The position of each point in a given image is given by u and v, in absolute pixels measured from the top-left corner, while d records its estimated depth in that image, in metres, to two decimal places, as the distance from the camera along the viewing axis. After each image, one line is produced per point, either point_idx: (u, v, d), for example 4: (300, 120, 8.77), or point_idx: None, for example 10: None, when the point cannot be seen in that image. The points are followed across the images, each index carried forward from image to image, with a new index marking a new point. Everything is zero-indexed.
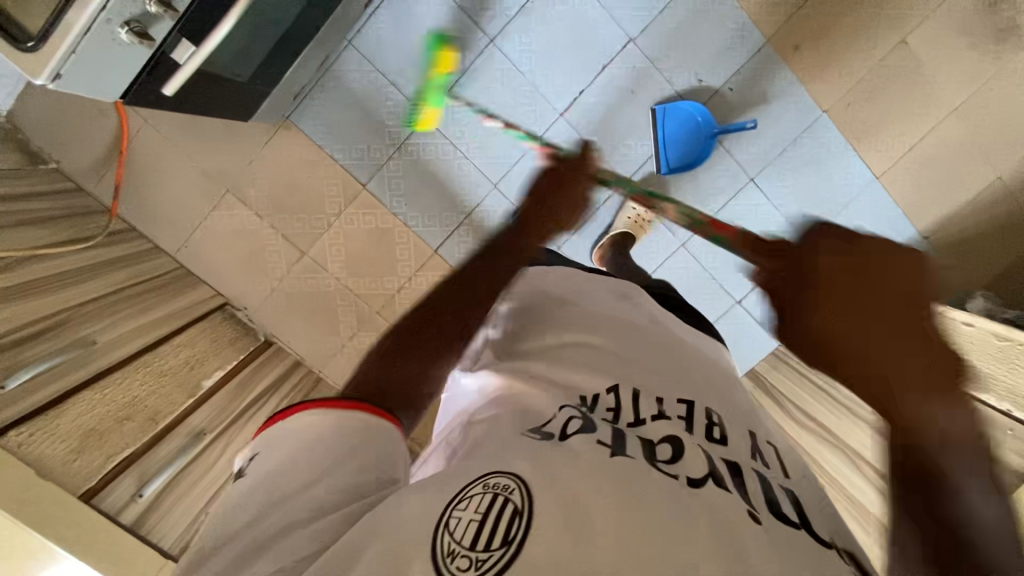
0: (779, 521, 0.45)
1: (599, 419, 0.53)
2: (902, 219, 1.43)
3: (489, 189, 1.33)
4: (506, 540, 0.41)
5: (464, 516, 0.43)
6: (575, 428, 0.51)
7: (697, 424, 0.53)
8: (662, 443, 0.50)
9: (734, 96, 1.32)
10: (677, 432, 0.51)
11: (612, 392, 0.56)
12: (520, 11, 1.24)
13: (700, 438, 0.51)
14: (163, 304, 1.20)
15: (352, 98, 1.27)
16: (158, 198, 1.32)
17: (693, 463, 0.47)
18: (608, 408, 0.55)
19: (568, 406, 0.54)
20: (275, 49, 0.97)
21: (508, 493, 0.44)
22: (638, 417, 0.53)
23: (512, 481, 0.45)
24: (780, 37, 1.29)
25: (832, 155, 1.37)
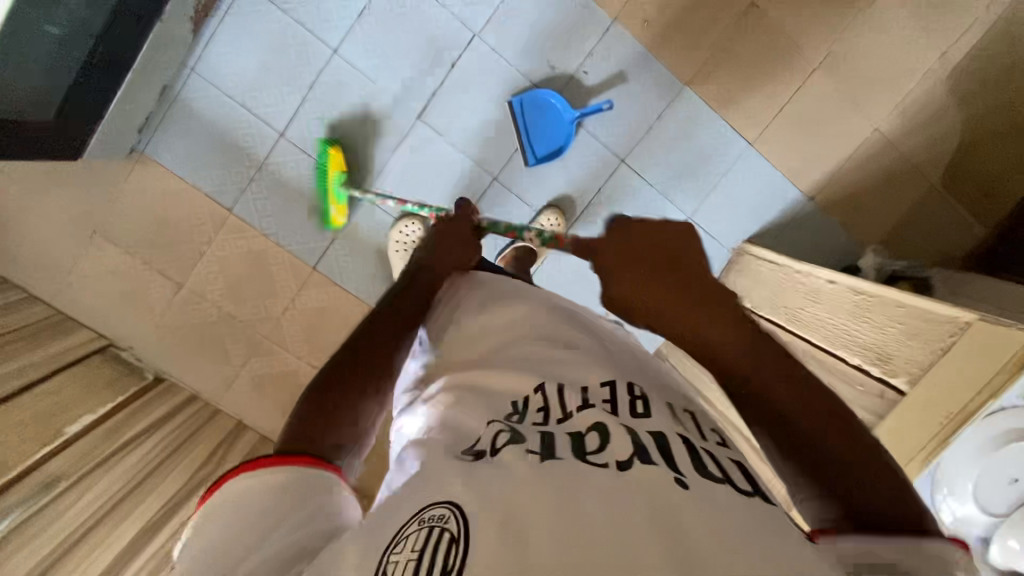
0: (706, 477, 0.45)
1: (529, 425, 0.53)
2: (785, 183, 1.41)
3: (358, 199, 1.32)
4: (444, 572, 0.39)
5: (400, 558, 0.42)
6: (504, 441, 0.51)
7: (620, 403, 0.54)
8: (591, 433, 0.50)
9: (592, 79, 1.30)
10: (603, 417, 0.52)
11: (538, 390, 0.57)
12: (359, 20, 1.22)
13: (625, 416, 0.52)
14: (29, 351, 1.17)
15: (204, 124, 1.26)
16: (26, 246, 1.30)
17: (619, 446, 0.47)
18: (538, 407, 0.55)
19: (496, 422, 0.55)
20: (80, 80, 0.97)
21: (443, 522, 0.43)
22: (568, 410, 0.54)
23: (448, 510, 0.44)
24: (627, 14, 1.27)
25: (699, 126, 1.35)
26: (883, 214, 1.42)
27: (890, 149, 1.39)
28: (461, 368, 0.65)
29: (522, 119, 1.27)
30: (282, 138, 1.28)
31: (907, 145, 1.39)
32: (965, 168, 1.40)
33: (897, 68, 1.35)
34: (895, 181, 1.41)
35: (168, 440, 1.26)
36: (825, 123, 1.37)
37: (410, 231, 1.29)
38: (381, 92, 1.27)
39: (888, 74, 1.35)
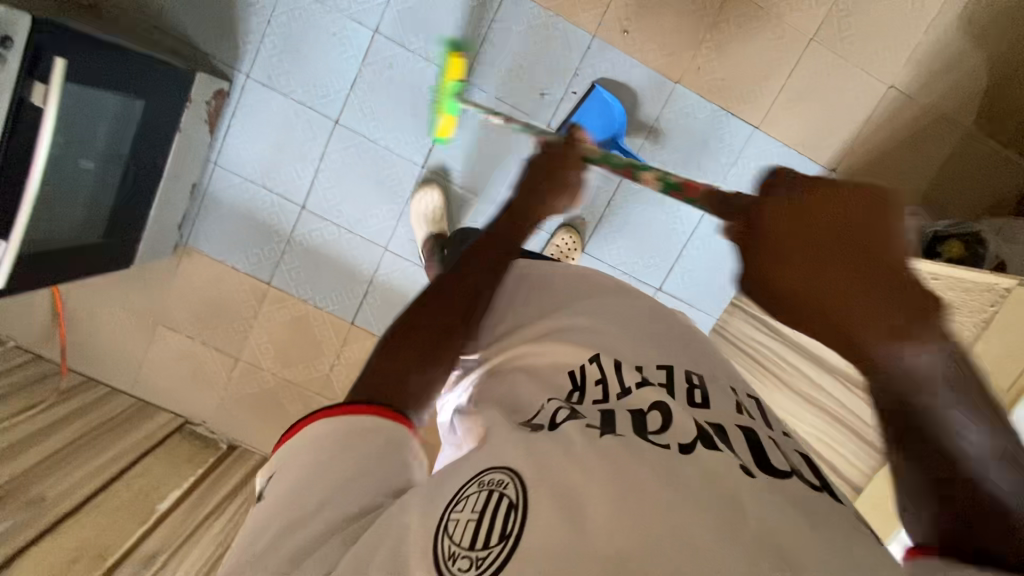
0: (771, 474, 0.44)
1: (587, 402, 0.50)
2: (801, 159, 1.36)
3: (381, 253, 1.39)
4: (502, 535, 0.38)
5: (461, 518, 0.40)
6: (564, 416, 0.48)
7: (678, 388, 0.52)
8: (653, 413, 0.47)
9: (579, 96, 1.31)
10: (661, 396, 0.49)
11: (594, 360, 0.53)
12: (354, 90, 1.30)
13: (684, 402, 0.50)
14: (119, 440, 1.30)
15: (235, 210, 1.37)
16: (104, 345, 1.46)
17: (683, 429, 0.45)
18: (597, 381, 0.51)
19: (555, 399, 0.51)
20: (124, 192, 1.06)
21: (503, 487, 0.41)
22: (624, 388, 0.50)
23: (507, 475, 0.42)
24: (605, 27, 1.29)
25: (701, 121, 1.34)
26: (915, 172, 1.35)
27: (909, 103, 1.32)
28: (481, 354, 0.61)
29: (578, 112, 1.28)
30: (304, 210, 1.37)
31: (928, 96, 1.32)
32: (999, 106, 1.31)
33: (900, 21, 1.29)
34: (921, 135, 1.33)
35: (247, 504, 1.35)
36: (834, 90, 1.32)
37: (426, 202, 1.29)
38: (386, 150, 1.34)
39: (892, 29, 1.29)
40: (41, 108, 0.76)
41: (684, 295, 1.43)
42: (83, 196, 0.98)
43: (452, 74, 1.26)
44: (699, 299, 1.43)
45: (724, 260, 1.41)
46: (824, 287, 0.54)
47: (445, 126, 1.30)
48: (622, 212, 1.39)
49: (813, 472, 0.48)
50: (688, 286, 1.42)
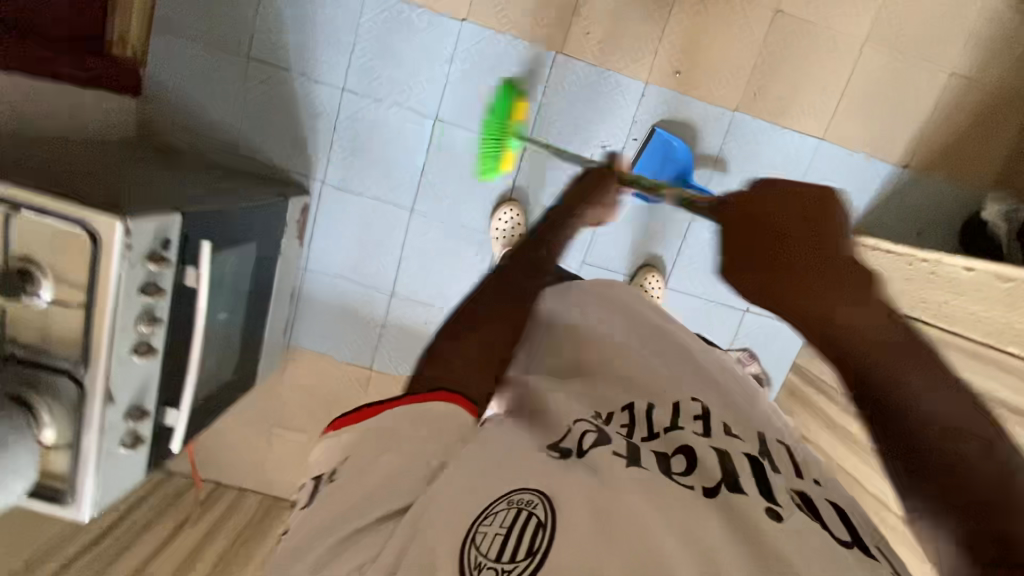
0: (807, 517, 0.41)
1: (613, 434, 0.49)
2: (870, 160, 1.35)
3: None
4: (529, 553, 0.39)
5: (490, 533, 0.41)
6: (591, 441, 0.48)
7: (712, 426, 0.50)
8: (678, 456, 0.46)
9: (639, 145, 1.33)
10: (689, 438, 0.48)
11: (625, 409, 0.53)
12: (423, 178, 1.35)
13: (715, 440, 0.48)
14: (262, 543, 1.36)
15: (330, 307, 1.43)
16: (225, 451, 1.54)
17: (710, 470, 0.45)
18: (622, 423, 0.51)
19: (581, 421, 0.51)
20: (247, 320, 1.13)
21: (532, 506, 0.41)
22: (651, 432, 0.50)
23: (536, 495, 0.42)
24: (658, 72, 1.30)
25: (764, 144, 1.35)
26: (986, 156, 1.35)
27: (972, 88, 1.31)
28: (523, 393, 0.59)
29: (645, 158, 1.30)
30: (393, 297, 1.42)
31: (990, 79, 1.31)
32: None
33: (951, 10, 1.27)
34: (990, 116, 1.33)
35: None
36: (894, 89, 1.32)
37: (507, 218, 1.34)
38: (463, 227, 1.38)
39: (944, 19, 1.28)
40: (195, 287, 0.85)
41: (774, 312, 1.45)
42: (219, 342, 1.04)
43: (516, 115, 1.29)
44: None
45: None
46: (803, 253, 0.45)
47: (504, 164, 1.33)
48: (696, 243, 1.41)
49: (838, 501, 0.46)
50: None
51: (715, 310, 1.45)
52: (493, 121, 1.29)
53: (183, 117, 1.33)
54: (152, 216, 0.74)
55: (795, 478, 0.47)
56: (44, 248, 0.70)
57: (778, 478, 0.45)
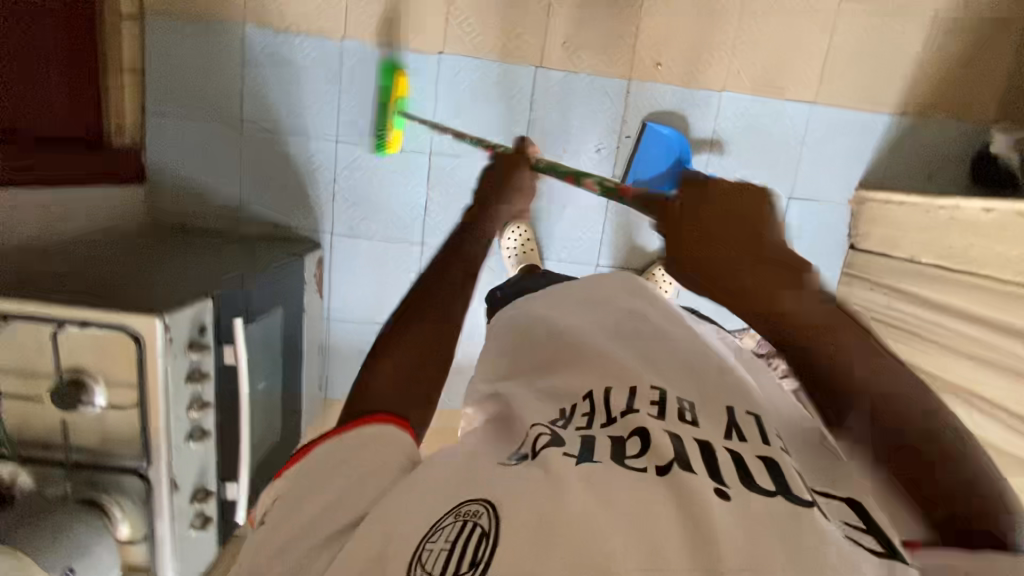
0: (755, 490, 0.42)
1: (568, 429, 0.52)
2: (866, 114, 1.35)
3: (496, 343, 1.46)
4: (473, 564, 0.37)
5: (434, 549, 0.39)
6: (544, 443, 0.49)
7: (669, 409, 0.52)
8: (632, 439, 0.48)
9: (635, 138, 1.34)
10: (645, 421, 0.50)
11: (586, 399, 0.55)
12: (427, 211, 1.37)
13: (671, 422, 0.50)
14: None
15: (357, 352, 1.45)
16: None
17: (662, 450, 0.46)
18: (583, 413, 0.53)
19: (538, 426, 0.53)
20: (284, 380, 1.16)
21: (477, 517, 0.41)
22: (609, 420, 0.52)
23: (481, 505, 0.42)
24: (639, 67, 1.31)
25: (757, 119, 1.35)
26: (982, 91, 1.33)
27: (956, 27, 1.30)
28: (507, 386, 0.63)
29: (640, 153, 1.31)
30: None
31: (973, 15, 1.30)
32: None
33: None
34: (980, 51, 1.32)
35: None
36: (878, 41, 1.31)
37: (513, 235, 1.35)
38: None
39: None
40: (234, 363, 0.90)
41: None
42: (259, 408, 1.07)
43: (397, 89, 1.28)
44: None
45: (825, 236, 1.42)
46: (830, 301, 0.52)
47: (395, 143, 1.32)
48: None
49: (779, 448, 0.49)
50: None
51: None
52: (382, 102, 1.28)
53: (187, 196, 1.36)
54: (186, 307, 0.79)
55: (760, 445, 0.49)
56: (92, 357, 0.76)
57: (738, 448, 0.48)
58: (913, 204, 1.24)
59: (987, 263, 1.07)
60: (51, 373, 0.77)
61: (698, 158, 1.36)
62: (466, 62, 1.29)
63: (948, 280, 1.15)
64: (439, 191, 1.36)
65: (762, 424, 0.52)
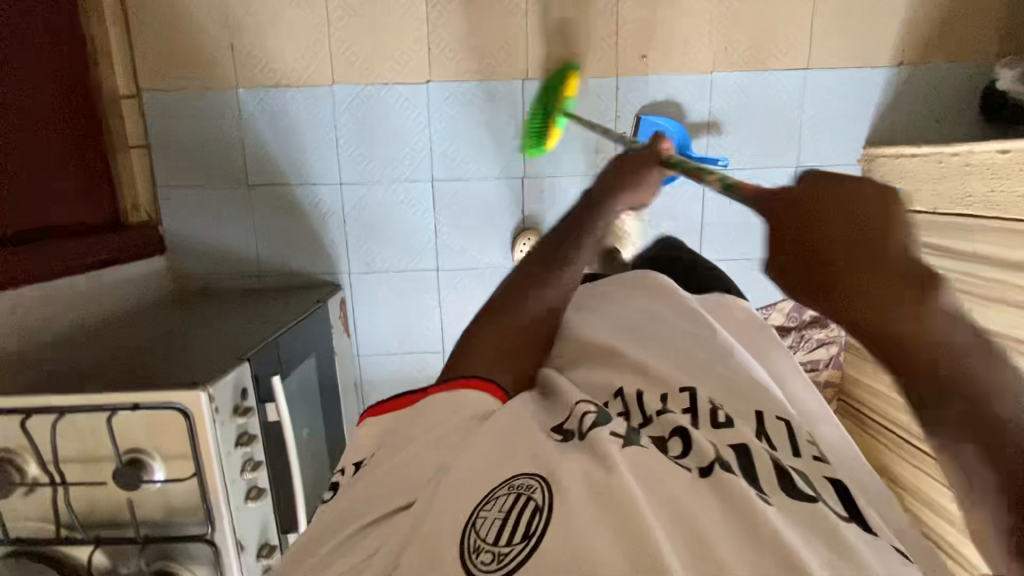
0: (793, 496, 0.44)
1: (611, 417, 0.52)
2: (862, 71, 1.32)
3: None
4: (525, 536, 0.40)
5: (489, 516, 0.42)
6: (591, 423, 0.49)
7: (702, 415, 0.52)
8: (672, 438, 0.49)
9: (629, 136, 1.33)
10: (682, 421, 0.51)
11: (617, 397, 0.57)
12: (438, 236, 1.39)
13: (706, 430, 0.51)
14: None
15: (391, 384, 1.47)
16: None
17: (702, 451, 0.47)
18: (619, 410, 0.55)
19: (583, 402, 0.53)
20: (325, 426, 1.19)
21: (530, 489, 0.43)
22: (647, 415, 0.53)
23: (535, 480, 0.44)
24: (625, 63, 1.31)
25: (751, 94, 1.33)
26: (980, 30, 1.30)
27: None
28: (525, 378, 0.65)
29: None
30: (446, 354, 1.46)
31: None
32: None
33: None
34: None
35: None
36: None
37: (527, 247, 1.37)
38: (489, 268, 1.41)
39: None
40: (278, 420, 0.92)
41: None
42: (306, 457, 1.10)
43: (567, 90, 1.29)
44: None
45: None
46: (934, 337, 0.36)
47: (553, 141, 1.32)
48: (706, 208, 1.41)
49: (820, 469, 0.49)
50: None
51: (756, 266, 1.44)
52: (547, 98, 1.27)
53: (207, 260, 1.40)
54: (226, 374, 0.82)
55: (791, 459, 0.50)
56: (144, 436, 0.79)
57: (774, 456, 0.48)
58: (925, 154, 1.22)
59: (1010, 206, 1.03)
60: (109, 455, 0.80)
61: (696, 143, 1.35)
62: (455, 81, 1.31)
63: (971, 227, 1.13)
64: (448, 216, 1.38)
65: (795, 431, 0.53)
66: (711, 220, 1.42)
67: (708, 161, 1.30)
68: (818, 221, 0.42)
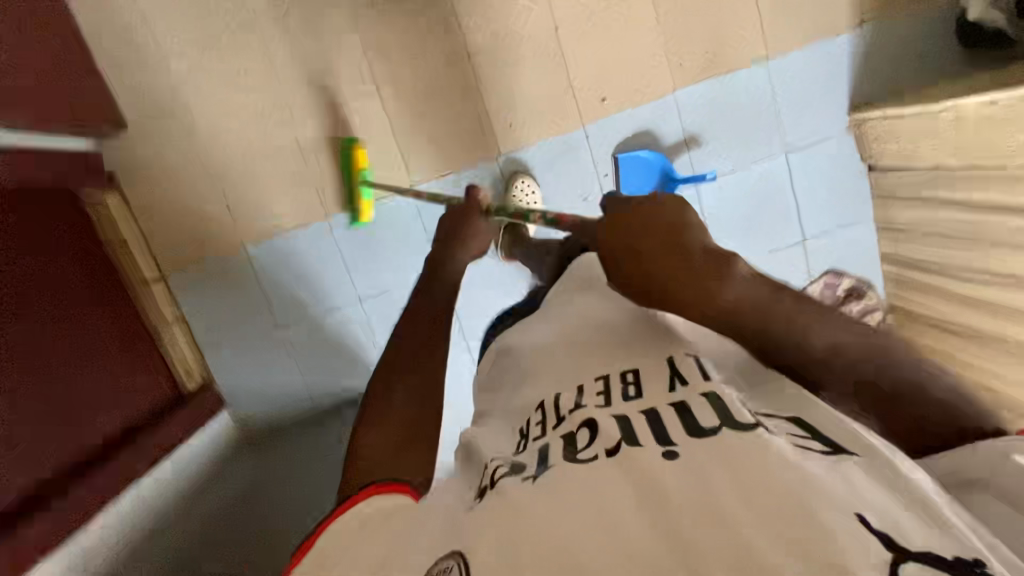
0: (701, 440, 0.46)
1: (529, 445, 0.55)
2: (826, 43, 1.29)
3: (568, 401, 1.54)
4: None
5: None
6: (502, 473, 0.53)
7: (613, 391, 0.57)
8: (582, 431, 0.52)
9: (613, 176, 1.35)
10: (593, 412, 0.54)
11: (539, 410, 0.60)
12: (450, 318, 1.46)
13: (618, 404, 0.55)
14: None
15: None
16: None
17: (608, 438, 0.50)
18: (537, 422, 0.58)
19: (496, 457, 0.57)
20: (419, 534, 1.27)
21: (446, 568, 0.44)
22: (558, 419, 0.56)
23: (450, 559, 0.45)
24: (588, 110, 1.33)
25: (720, 100, 1.33)
26: None
27: None
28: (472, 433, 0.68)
29: (626, 184, 1.34)
30: None
31: None
32: None
33: None
34: None
35: None
36: None
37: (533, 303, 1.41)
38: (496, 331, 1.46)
39: None
40: None
41: (829, 224, 1.42)
42: None
43: (360, 162, 1.31)
44: (843, 217, 1.42)
45: (840, 172, 1.39)
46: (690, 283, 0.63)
47: (366, 212, 1.35)
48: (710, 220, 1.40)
49: (752, 414, 0.49)
50: (823, 217, 1.42)
51: (778, 257, 1.43)
52: (348, 164, 1.31)
53: (266, 406, 1.51)
54: None
55: (699, 388, 0.53)
56: None
57: (688, 400, 0.52)
58: (913, 114, 1.19)
59: (1019, 152, 1.00)
60: None
61: (680, 163, 1.36)
62: (427, 156, 1.34)
63: (980, 178, 1.10)
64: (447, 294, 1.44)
65: (702, 363, 0.57)
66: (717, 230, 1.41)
67: (695, 180, 1.32)
68: (646, 259, 0.66)
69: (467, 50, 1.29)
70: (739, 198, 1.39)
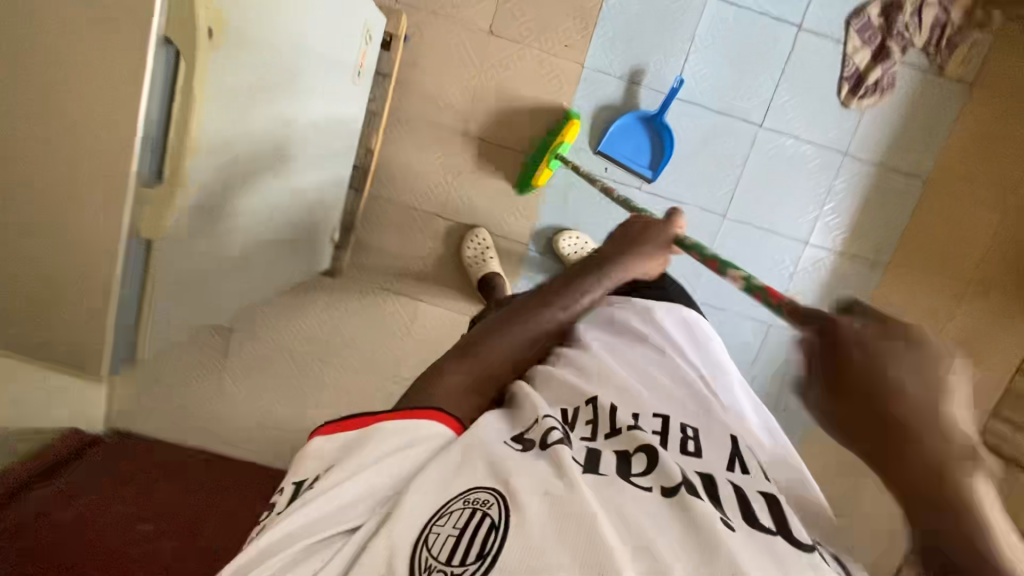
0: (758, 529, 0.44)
1: (579, 437, 0.52)
2: None
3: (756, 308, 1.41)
4: (478, 556, 0.39)
5: (441, 533, 0.41)
6: (556, 439, 0.49)
7: (670, 438, 0.54)
8: (638, 454, 0.50)
9: (614, 163, 1.34)
10: (648, 436, 0.51)
11: (590, 403, 0.57)
12: None
13: (674, 453, 0.52)
14: None
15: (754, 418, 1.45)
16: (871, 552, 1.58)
17: (667, 474, 0.47)
18: (587, 420, 0.55)
19: (548, 414, 0.53)
20: None
21: (487, 506, 0.42)
22: (614, 426, 0.53)
23: (490, 495, 0.43)
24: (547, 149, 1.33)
25: (623, 26, 1.28)
26: None
27: None
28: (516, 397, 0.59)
29: (629, 162, 1.33)
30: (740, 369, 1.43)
31: None
32: None
33: None
34: None
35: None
36: None
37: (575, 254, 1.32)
38: None
39: None
40: None
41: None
42: None
43: (569, 129, 1.25)
44: None
45: None
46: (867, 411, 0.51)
47: (544, 180, 1.31)
48: (714, 107, 1.32)
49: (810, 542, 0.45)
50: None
51: (797, 70, 1.31)
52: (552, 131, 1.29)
53: None
54: None
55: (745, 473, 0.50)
56: None
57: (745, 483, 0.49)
58: None
59: None
60: None
61: (648, 100, 1.32)
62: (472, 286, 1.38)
63: None
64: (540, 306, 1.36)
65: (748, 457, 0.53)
66: (727, 108, 1.32)
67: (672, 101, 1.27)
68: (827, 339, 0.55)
69: (419, 167, 1.33)
70: (716, 66, 1.30)
